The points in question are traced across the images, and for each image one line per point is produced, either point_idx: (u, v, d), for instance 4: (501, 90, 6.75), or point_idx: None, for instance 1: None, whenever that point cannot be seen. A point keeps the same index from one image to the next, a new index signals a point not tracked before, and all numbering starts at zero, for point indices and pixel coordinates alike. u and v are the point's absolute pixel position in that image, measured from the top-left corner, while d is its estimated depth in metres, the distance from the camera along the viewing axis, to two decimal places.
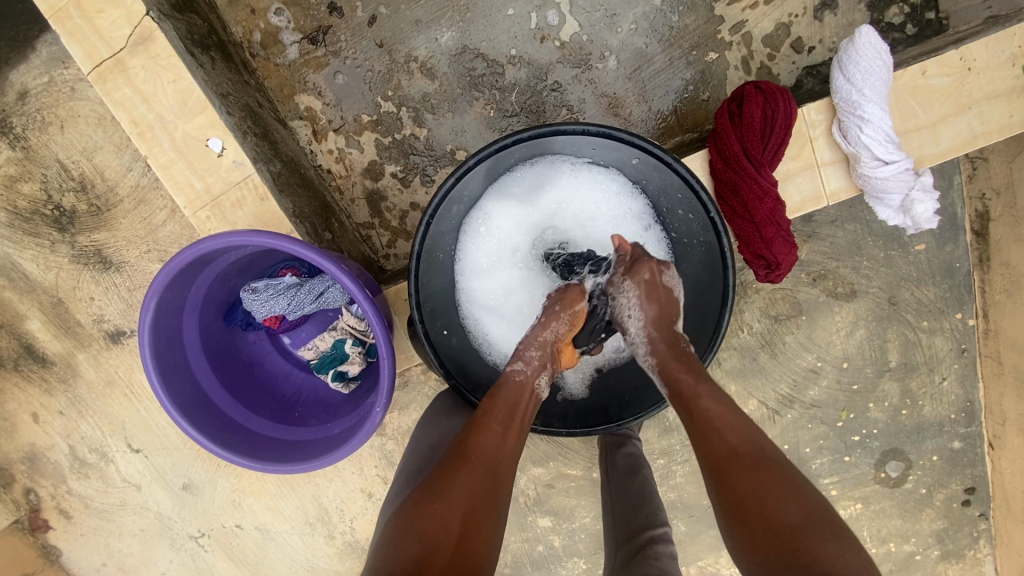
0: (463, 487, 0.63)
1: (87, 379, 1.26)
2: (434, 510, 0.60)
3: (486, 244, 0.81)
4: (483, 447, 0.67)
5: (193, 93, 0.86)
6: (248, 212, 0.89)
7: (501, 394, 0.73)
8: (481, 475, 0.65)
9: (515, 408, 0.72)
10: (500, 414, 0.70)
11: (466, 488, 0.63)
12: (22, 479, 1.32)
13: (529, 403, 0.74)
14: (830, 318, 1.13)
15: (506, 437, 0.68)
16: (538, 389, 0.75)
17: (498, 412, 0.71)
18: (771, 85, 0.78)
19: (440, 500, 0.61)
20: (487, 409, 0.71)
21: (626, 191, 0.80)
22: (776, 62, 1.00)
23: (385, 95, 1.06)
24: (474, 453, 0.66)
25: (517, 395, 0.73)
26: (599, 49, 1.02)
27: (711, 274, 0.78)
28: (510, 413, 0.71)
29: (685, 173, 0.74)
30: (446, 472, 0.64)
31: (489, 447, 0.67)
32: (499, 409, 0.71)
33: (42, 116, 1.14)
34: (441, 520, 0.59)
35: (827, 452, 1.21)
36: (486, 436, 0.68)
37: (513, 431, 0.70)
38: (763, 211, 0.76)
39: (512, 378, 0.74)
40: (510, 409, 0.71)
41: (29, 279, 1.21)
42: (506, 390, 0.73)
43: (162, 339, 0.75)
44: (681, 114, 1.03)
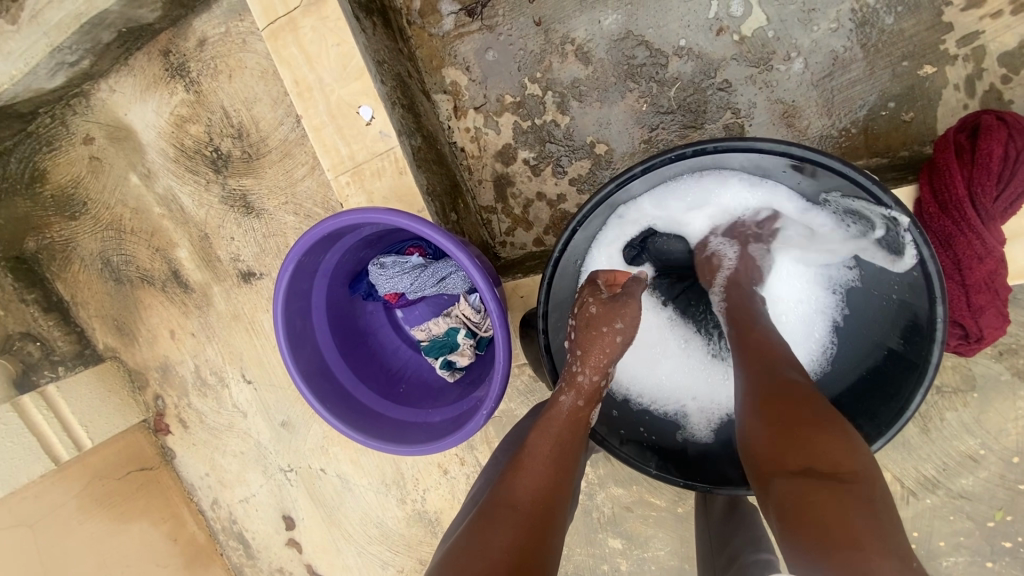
0: (509, 529, 0.57)
1: (218, 310, 1.37)
2: (477, 558, 0.55)
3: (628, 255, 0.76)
4: (529, 487, 0.62)
5: (352, 58, 0.86)
6: (385, 184, 0.89)
7: (552, 430, 0.68)
8: (525, 518, 0.59)
9: (564, 443, 0.67)
10: (543, 446, 0.66)
11: (510, 526, 0.58)
12: (154, 386, 1.48)
13: (579, 436, 0.69)
14: (1011, 402, 0.93)
15: (552, 475, 0.63)
16: (588, 420, 0.70)
17: (546, 450, 0.66)
18: (1023, 120, 0.62)
19: (484, 542, 0.56)
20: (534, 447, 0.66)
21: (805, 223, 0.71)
22: (1014, 86, 0.81)
23: (533, 77, 1.01)
24: (521, 495, 0.61)
25: (567, 430, 0.68)
26: (785, 49, 0.88)
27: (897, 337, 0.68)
28: (559, 448, 0.66)
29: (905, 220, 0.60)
30: (491, 513, 0.60)
31: (536, 486, 0.62)
32: (548, 448, 0.66)
33: (216, 64, 1.22)
34: (487, 567, 0.53)
35: (968, 553, 1.02)
36: (532, 474, 0.63)
37: (561, 467, 0.65)
38: (980, 275, 0.62)
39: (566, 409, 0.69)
40: (558, 445, 0.66)
41: (183, 210, 1.33)
42: (554, 425, 0.68)
43: (294, 301, 0.77)
44: (870, 136, 0.87)
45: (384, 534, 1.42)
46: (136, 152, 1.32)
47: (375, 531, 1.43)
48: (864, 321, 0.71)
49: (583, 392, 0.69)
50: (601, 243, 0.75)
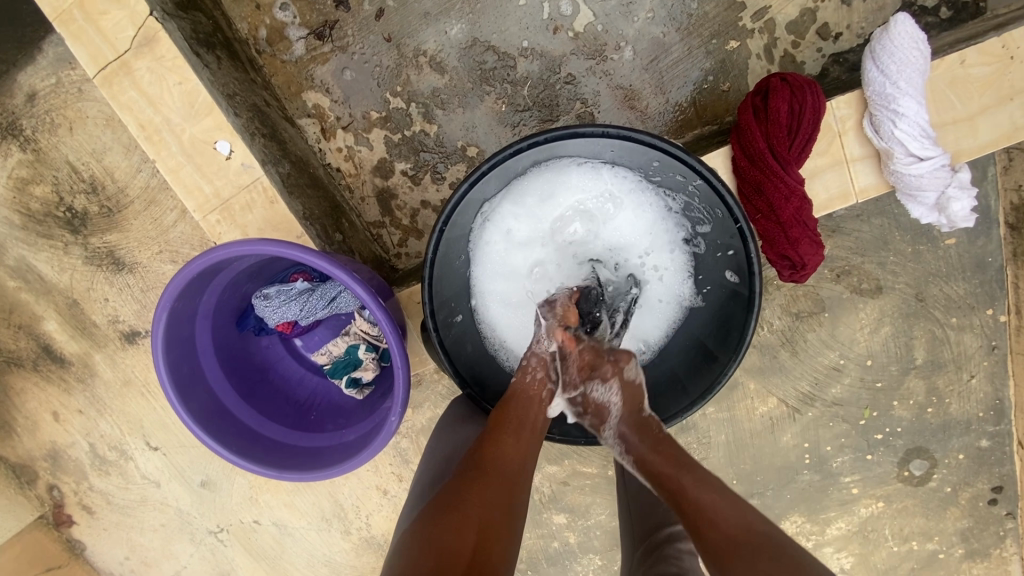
0: (478, 496, 0.63)
1: (105, 379, 1.27)
2: (450, 522, 0.59)
3: (496, 254, 0.79)
4: (497, 459, 0.67)
5: (199, 95, 0.84)
6: (258, 215, 0.88)
7: (513, 404, 0.74)
8: (493, 486, 0.65)
9: (527, 418, 0.72)
10: (509, 421, 0.71)
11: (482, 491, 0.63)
12: (45, 476, 1.34)
13: (542, 411, 0.74)
14: (854, 315, 1.10)
15: (518, 448, 0.69)
16: (547, 399, 0.75)
17: (509, 424, 0.71)
18: (797, 78, 0.74)
19: (456, 507, 0.61)
20: (498, 423, 0.71)
21: (643, 196, 0.78)
22: (801, 50, 0.96)
23: (394, 91, 1.03)
24: (490, 464, 0.66)
25: (530, 405, 0.74)
26: (615, 39, 0.98)
27: (731, 275, 0.76)
28: (523, 423, 0.72)
29: (709, 176, 0.71)
30: (462, 483, 0.64)
31: (503, 457, 0.68)
32: (511, 421, 0.71)
33: (51, 118, 1.13)
34: (459, 530, 0.58)
35: (849, 451, 1.18)
36: (500, 447, 0.68)
37: (525, 440, 0.70)
38: (789, 211, 0.73)
39: (525, 388, 0.75)
40: (520, 420, 0.72)
41: (43, 280, 1.22)
42: (516, 402, 0.74)
43: (175, 350, 0.74)
44: (700, 106, 0.99)
45: (335, 570, 1.39)
46: None
47: (325, 570, 1.38)
48: (708, 271, 0.78)
49: (541, 383, 0.75)
50: (469, 246, 0.79)
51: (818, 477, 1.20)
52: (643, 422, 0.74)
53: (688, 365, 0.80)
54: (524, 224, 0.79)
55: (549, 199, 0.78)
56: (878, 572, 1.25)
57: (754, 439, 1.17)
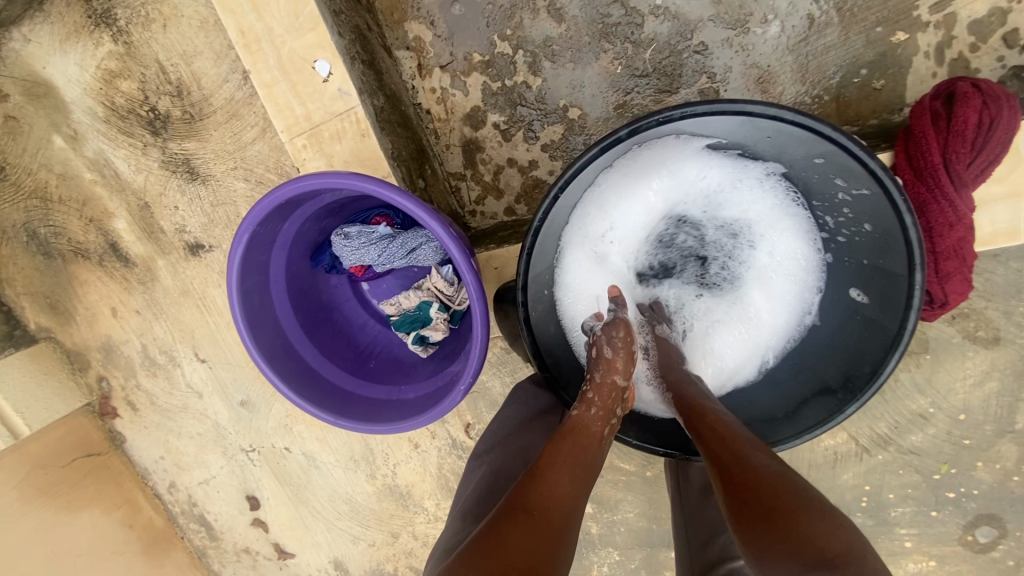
0: (523, 538, 0.56)
1: (164, 285, 1.28)
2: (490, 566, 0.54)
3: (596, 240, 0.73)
4: (549, 500, 0.60)
5: (305, 6, 0.78)
6: (346, 147, 0.83)
7: (567, 439, 0.66)
8: (539, 527, 0.58)
9: (585, 457, 0.65)
10: (562, 460, 0.64)
11: (527, 537, 0.56)
12: (96, 367, 1.38)
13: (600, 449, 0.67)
14: (959, 362, 0.99)
15: (572, 490, 0.61)
16: (608, 438, 0.68)
17: (563, 462, 0.64)
18: (995, 87, 0.63)
19: (497, 553, 0.55)
20: (552, 461, 0.64)
21: (775, 196, 0.70)
22: (979, 55, 0.82)
23: (503, 34, 0.95)
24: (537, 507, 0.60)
25: (586, 441, 0.66)
26: (762, 11, 0.86)
27: (861, 295, 0.70)
28: (579, 462, 0.64)
29: (892, 187, 0.60)
30: (505, 522, 0.58)
31: (554, 501, 0.61)
32: (566, 460, 0.64)
33: (147, 12, 1.09)
34: None
35: (912, 503, 1.09)
36: (551, 488, 0.61)
37: (580, 483, 0.63)
38: (950, 241, 0.63)
39: (586, 425, 0.67)
40: (577, 457, 0.64)
41: (119, 177, 1.21)
42: (573, 440, 0.66)
43: (250, 276, 0.71)
44: (842, 103, 0.87)
45: (354, 510, 1.40)
46: (58, 111, 1.18)
47: (344, 508, 1.40)
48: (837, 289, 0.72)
49: (603, 420, 0.68)
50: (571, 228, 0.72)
51: (871, 522, 1.12)
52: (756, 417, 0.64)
53: (793, 390, 0.75)
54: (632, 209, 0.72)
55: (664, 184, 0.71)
56: None
57: (811, 471, 1.10)
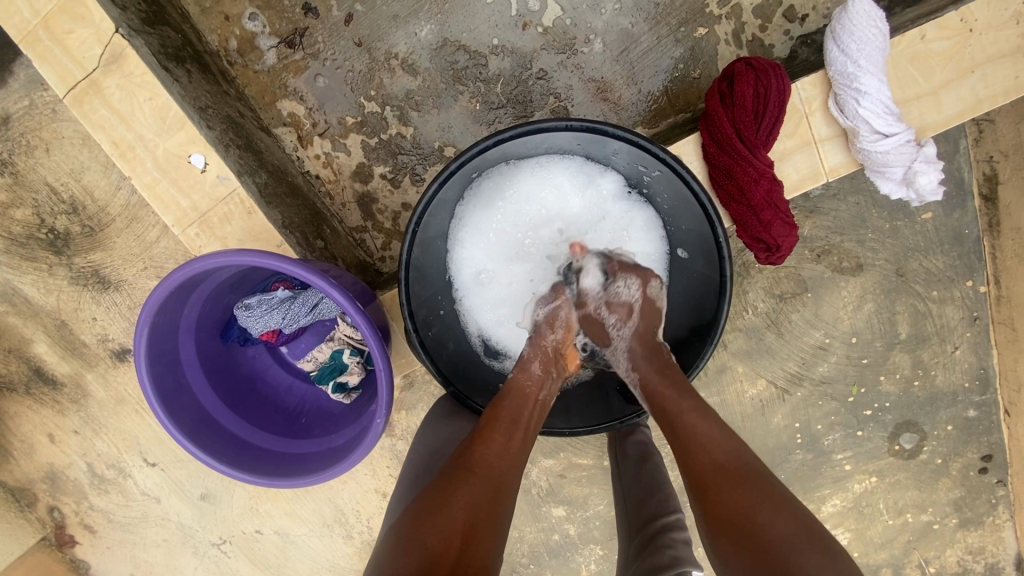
0: (465, 498, 0.61)
1: (98, 398, 1.27)
2: (436, 521, 0.59)
3: (466, 262, 0.80)
4: (490, 459, 0.66)
5: (170, 110, 0.84)
6: (237, 226, 0.88)
7: (506, 403, 0.72)
8: (488, 468, 0.65)
9: (520, 417, 0.71)
10: (500, 420, 0.69)
11: (467, 493, 0.62)
12: (45, 498, 1.35)
13: (533, 409, 0.73)
14: (837, 294, 1.11)
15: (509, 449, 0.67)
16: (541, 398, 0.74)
17: (502, 422, 0.69)
18: (762, 61, 0.75)
19: (441, 510, 0.60)
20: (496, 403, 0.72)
21: (602, 187, 0.79)
22: (768, 33, 0.97)
23: (368, 95, 1.04)
24: (476, 465, 0.65)
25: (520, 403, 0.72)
26: (584, 32, 0.98)
27: (683, 251, 0.79)
28: (515, 422, 0.70)
29: (673, 163, 0.72)
30: (449, 482, 0.63)
31: (494, 458, 0.66)
32: (503, 420, 0.70)
33: (27, 140, 1.13)
34: (442, 532, 0.58)
35: (839, 428, 1.19)
36: (491, 447, 0.67)
37: (517, 440, 0.69)
38: (760, 194, 0.74)
39: (520, 385, 0.74)
40: (514, 418, 0.70)
41: (30, 303, 1.22)
42: (510, 398, 0.72)
43: (159, 364, 0.74)
44: (672, 95, 0.99)
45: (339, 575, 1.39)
46: None
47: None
48: (672, 253, 0.80)
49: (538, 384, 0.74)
50: (440, 261, 0.80)
51: (811, 456, 1.21)
52: (655, 346, 0.76)
53: (666, 352, 0.81)
54: (484, 232, 0.80)
55: (505, 200, 0.79)
56: (875, 546, 1.27)
57: (746, 422, 1.18)
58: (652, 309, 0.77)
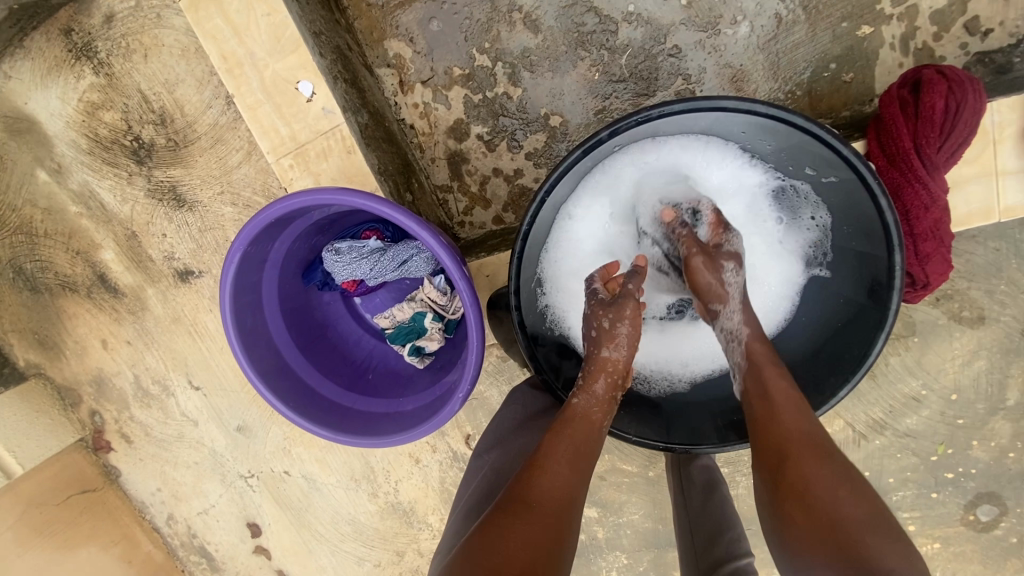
0: (522, 537, 0.57)
1: (155, 314, 1.27)
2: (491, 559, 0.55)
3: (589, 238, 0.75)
4: (546, 491, 0.61)
5: (286, 29, 0.79)
6: (333, 164, 0.83)
7: (568, 429, 0.66)
8: (554, 497, 0.61)
9: (583, 447, 0.65)
10: (560, 452, 0.64)
11: (524, 531, 0.58)
12: (88, 401, 1.36)
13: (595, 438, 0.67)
14: (946, 344, 1.01)
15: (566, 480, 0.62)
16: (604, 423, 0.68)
17: (563, 451, 0.64)
18: (958, 71, 0.65)
19: (497, 547, 0.56)
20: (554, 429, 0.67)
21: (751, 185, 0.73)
22: (942, 44, 0.86)
23: (481, 47, 0.97)
24: (536, 498, 0.61)
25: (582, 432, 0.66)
26: (731, 13, 0.89)
27: (822, 269, 0.73)
28: (577, 453, 0.64)
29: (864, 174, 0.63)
30: (506, 515, 0.59)
31: (552, 491, 0.62)
32: (565, 450, 0.64)
33: (127, 43, 1.10)
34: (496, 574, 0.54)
35: (912, 486, 1.10)
36: (550, 479, 0.62)
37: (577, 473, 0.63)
38: (927, 223, 0.65)
39: (584, 411, 0.68)
40: (575, 449, 0.64)
41: (105, 208, 1.21)
42: (571, 426, 0.66)
43: (243, 295, 0.71)
44: (815, 97, 0.90)
45: (357, 530, 1.38)
46: (42, 146, 1.18)
47: (348, 529, 1.38)
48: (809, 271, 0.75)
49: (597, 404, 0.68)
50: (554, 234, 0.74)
51: None
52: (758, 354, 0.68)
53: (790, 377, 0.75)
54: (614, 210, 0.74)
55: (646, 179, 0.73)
56: None
57: None
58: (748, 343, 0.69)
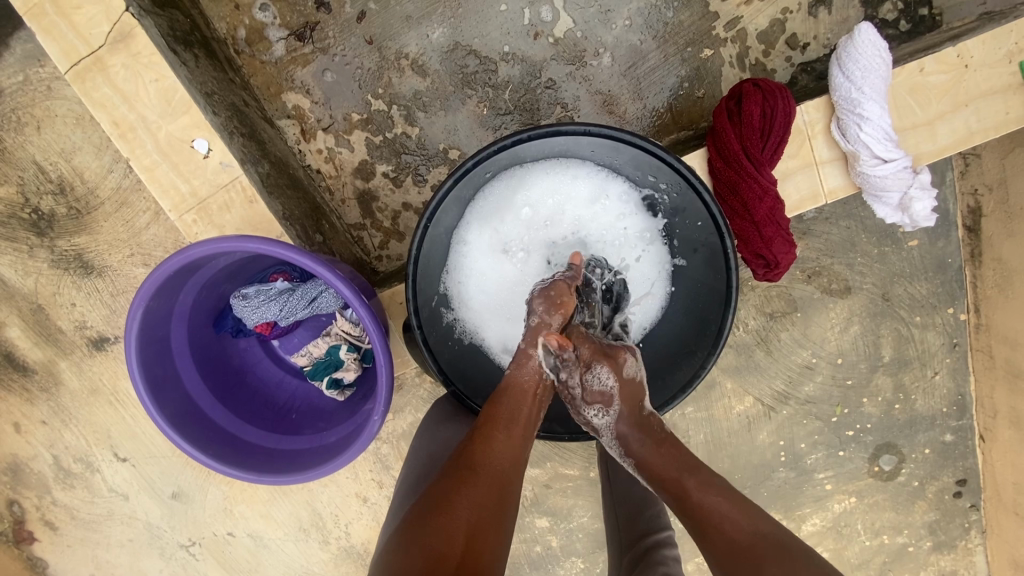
0: (467, 500, 0.60)
1: (70, 388, 1.22)
2: (441, 524, 0.57)
3: (475, 260, 0.79)
4: (491, 457, 0.64)
5: (176, 93, 0.83)
6: (236, 215, 0.86)
7: (505, 398, 0.70)
8: (499, 460, 0.65)
9: (520, 413, 0.69)
10: (500, 420, 0.67)
11: (470, 493, 0.60)
12: (4, 491, 1.28)
13: (534, 408, 0.71)
14: (825, 315, 1.13)
15: (512, 445, 0.66)
16: (541, 395, 0.72)
17: (501, 417, 0.68)
18: (769, 83, 0.78)
19: (444, 513, 0.58)
20: (492, 401, 0.70)
21: (613, 196, 0.80)
22: (771, 58, 1.00)
23: (375, 93, 1.04)
24: (479, 464, 0.63)
25: (520, 401, 0.70)
26: (594, 46, 1.00)
27: (682, 262, 0.81)
28: (515, 418, 0.68)
29: (688, 173, 0.74)
30: (453, 483, 0.61)
31: (496, 458, 0.65)
32: (503, 417, 0.68)
33: (17, 117, 1.10)
34: (446, 535, 0.56)
35: (822, 448, 1.21)
36: (492, 446, 0.65)
37: (518, 438, 0.67)
38: (763, 211, 0.76)
39: (518, 382, 0.71)
40: (513, 414, 0.68)
41: (6, 285, 1.17)
42: (509, 396, 0.70)
43: (149, 349, 0.72)
44: (676, 112, 1.02)
45: None
46: None
47: None
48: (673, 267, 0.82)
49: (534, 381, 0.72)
50: (444, 258, 0.80)
51: (793, 474, 1.22)
52: (644, 421, 0.73)
53: (668, 361, 0.82)
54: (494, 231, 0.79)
55: (519, 199, 0.79)
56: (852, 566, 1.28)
57: (731, 438, 1.19)
58: (635, 388, 0.74)
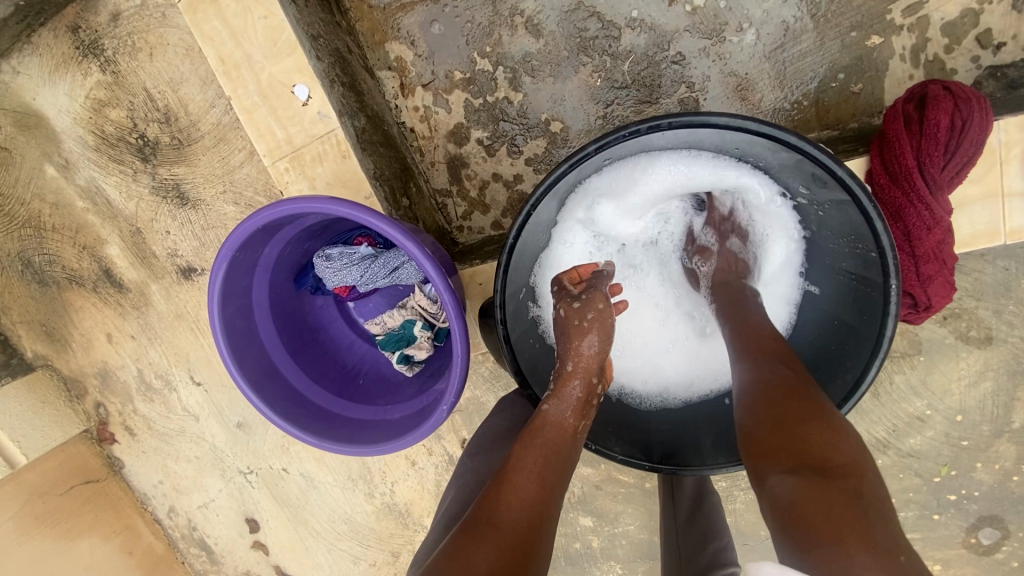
0: (485, 560, 0.53)
1: (158, 310, 1.28)
2: None
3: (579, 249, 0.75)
4: (514, 505, 0.57)
5: (284, 32, 0.79)
6: (328, 168, 0.83)
7: (539, 436, 0.63)
8: (524, 509, 0.58)
9: (556, 453, 0.62)
10: (530, 461, 0.61)
11: (487, 552, 0.53)
12: (93, 393, 1.38)
13: (570, 447, 0.64)
14: (955, 363, 0.98)
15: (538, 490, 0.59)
16: (581, 430, 0.66)
17: (530, 464, 0.61)
18: (965, 89, 0.64)
19: (457, 573, 0.52)
20: (523, 440, 0.63)
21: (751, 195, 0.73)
22: (956, 55, 0.82)
23: (482, 51, 0.96)
24: (501, 515, 0.57)
25: (555, 440, 0.63)
26: (737, 20, 0.87)
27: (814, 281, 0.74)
28: (551, 461, 0.62)
29: (861, 195, 0.60)
30: (468, 537, 0.55)
31: (521, 508, 0.58)
32: (534, 458, 0.61)
33: (133, 42, 1.11)
34: None
35: (915, 507, 1.07)
36: (517, 493, 0.59)
37: (548, 483, 0.60)
38: (929, 244, 0.64)
39: (557, 417, 0.65)
40: (546, 454, 0.62)
41: (111, 205, 1.22)
42: (544, 432, 0.63)
43: (232, 301, 0.71)
44: (822, 108, 0.87)
45: (352, 530, 1.38)
46: (51, 142, 1.20)
47: (344, 528, 1.38)
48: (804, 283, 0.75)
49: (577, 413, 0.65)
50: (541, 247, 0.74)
51: None
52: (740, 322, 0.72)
53: None
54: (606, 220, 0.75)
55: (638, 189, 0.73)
56: None
57: None
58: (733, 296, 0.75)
